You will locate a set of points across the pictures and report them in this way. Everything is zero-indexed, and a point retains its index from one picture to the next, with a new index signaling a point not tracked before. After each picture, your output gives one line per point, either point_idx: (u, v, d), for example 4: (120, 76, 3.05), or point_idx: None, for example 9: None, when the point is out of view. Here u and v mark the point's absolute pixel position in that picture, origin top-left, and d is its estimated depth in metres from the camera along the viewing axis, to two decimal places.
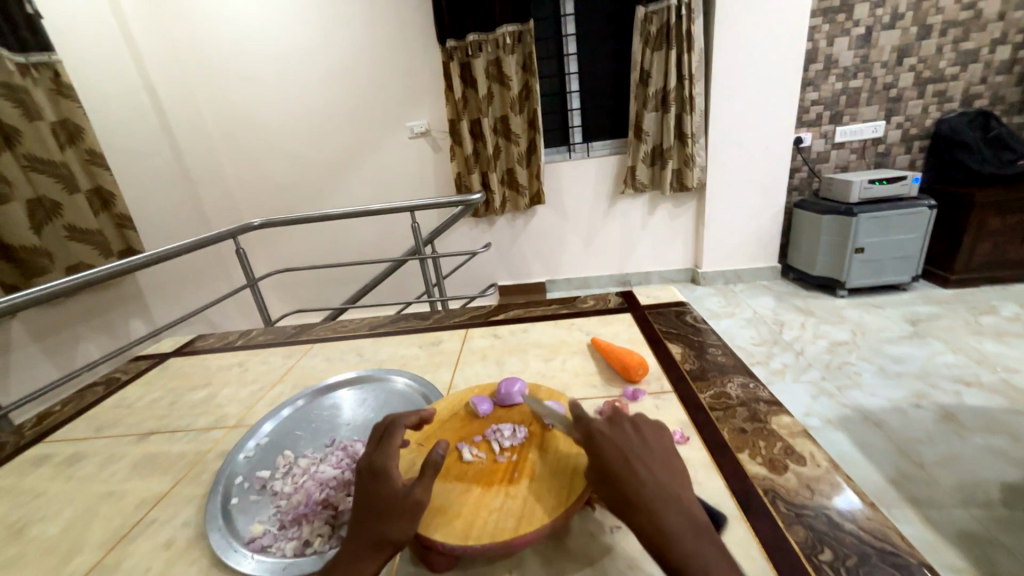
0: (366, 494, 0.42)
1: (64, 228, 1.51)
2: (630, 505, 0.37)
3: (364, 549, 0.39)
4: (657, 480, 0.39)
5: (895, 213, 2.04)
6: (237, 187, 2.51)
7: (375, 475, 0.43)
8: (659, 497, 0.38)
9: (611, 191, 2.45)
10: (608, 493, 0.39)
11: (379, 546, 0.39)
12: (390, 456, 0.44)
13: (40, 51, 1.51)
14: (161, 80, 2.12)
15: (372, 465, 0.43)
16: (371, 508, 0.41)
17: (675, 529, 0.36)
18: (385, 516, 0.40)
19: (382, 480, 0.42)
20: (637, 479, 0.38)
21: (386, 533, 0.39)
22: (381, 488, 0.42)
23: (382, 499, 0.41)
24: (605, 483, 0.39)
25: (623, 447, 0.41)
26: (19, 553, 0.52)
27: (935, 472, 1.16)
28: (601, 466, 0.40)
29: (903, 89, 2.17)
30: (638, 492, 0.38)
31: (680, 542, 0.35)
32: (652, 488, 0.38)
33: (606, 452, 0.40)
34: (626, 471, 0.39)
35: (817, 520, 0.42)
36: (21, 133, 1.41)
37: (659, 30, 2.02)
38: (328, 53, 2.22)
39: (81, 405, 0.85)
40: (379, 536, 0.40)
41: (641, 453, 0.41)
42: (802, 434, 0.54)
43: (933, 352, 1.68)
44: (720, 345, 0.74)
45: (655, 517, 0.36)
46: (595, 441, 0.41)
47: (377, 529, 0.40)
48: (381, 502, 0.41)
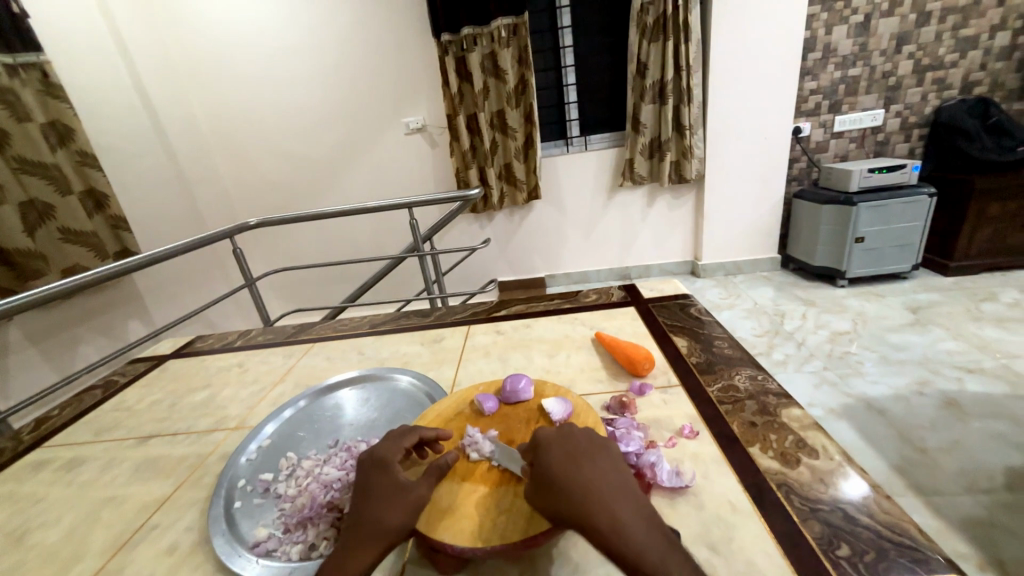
0: (368, 484, 0.43)
1: (58, 230, 1.49)
2: (574, 505, 0.36)
3: (365, 541, 0.39)
4: (604, 477, 0.38)
5: (895, 201, 2.03)
6: (233, 186, 2.49)
7: (378, 466, 0.44)
8: (607, 492, 0.37)
9: (609, 185, 2.44)
10: (552, 495, 0.37)
11: (379, 537, 0.39)
12: (394, 448, 0.45)
13: (27, 50, 1.49)
14: (153, 78, 2.09)
15: (376, 456, 0.45)
16: (372, 499, 0.41)
17: (627, 523, 0.34)
18: (386, 508, 0.41)
19: (385, 472, 0.43)
20: (582, 476, 0.38)
21: (385, 523, 0.40)
22: (384, 479, 0.43)
23: (385, 490, 0.42)
24: (549, 485, 0.38)
25: (567, 447, 0.41)
26: (19, 561, 0.51)
27: (939, 459, 1.16)
28: (544, 469, 0.39)
29: (902, 77, 2.15)
30: (583, 488, 0.37)
31: (632, 533, 0.34)
32: (599, 485, 0.37)
33: (549, 454, 0.40)
34: (570, 471, 0.38)
35: (832, 515, 0.42)
36: (10, 135, 1.38)
37: (656, 21, 2.00)
38: (322, 49, 2.20)
39: (80, 408, 0.84)
40: (377, 528, 0.39)
41: (588, 452, 0.40)
42: (813, 426, 0.53)
43: (934, 340, 1.67)
44: (726, 338, 0.73)
45: (602, 511, 0.35)
46: (538, 448, 0.41)
47: (376, 521, 0.40)
48: (383, 495, 0.41)
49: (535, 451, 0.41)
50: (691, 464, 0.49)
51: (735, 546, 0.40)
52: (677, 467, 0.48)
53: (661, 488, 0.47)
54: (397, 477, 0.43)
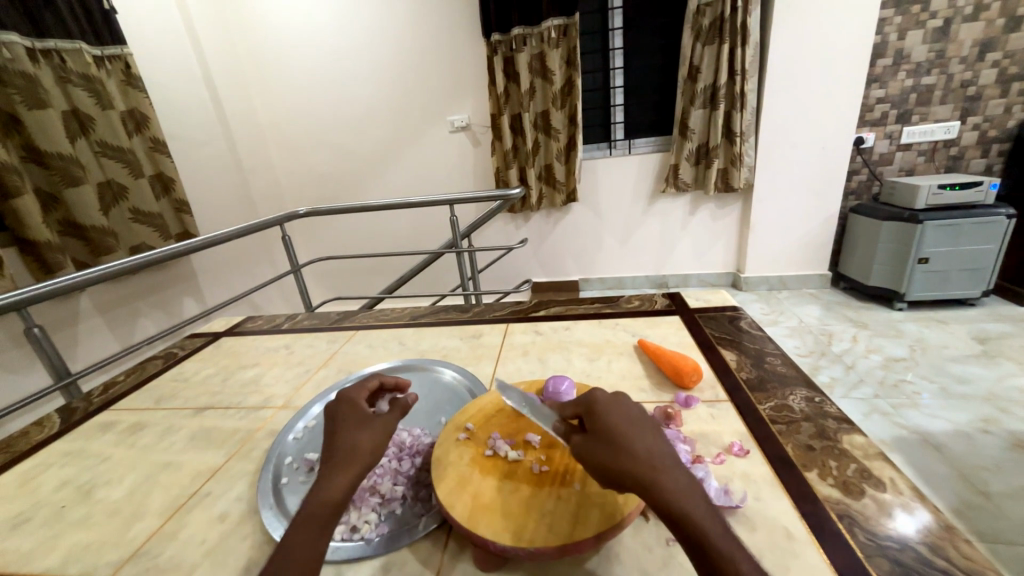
0: (336, 419, 0.46)
1: (128, 211, 1.61)
2: (637, 461, 0.35)
3: (339, 461, 0.41)
4: (664, 445, 0.38)
5: (968, 221, 1.87)
6: (284, 176, 2.61)
7: (345, 403, 0.47)
8: (667, 458, 0.36)
9: (651, 190, 2.38)
10: (613, 450, 0.37)
11: (351, 456, 0.41)
12: (355, 390, 0.50)
13: (114, 44, 1.60)
14: (219, 71, 2.21)
15: (343, 397, 0.48)
16: (338, 429, 0.45)
17: (687, 486, 0.34)
18: (353, 433, 0.44)
19: (350, 406, 0.47)
20: (645, 439, 0.37)
21: (356, 445, 0.42)
22: (352, 411, 0.46)
23: (351, 420, 0.45)
24: (614, 441, 0.37)
25: (627, 410, 0.41)
26: (88, 513, 0.55)
27: (1005, 505, 1.06)
28: (607, 425, 0.39)
29: (984, 87, 1.98)
30: (648, 449, 0.36)
31: (692, 498, 0.34)
32: (660, 449, 0.37)
33: (612, 413, 0.40)
34: (634, 430, 0.38)
35: (902, 553, 0.39)
36: (94, 120, 1.50)
37: (712, 23, 1.94)
38: (375, 47, 2.26)
39: (142, 376, 0.90)
40: (350, 450, 0.42)
41: (646, 419, 0.40)
42: (879, 456, 0.49)
43: (1005, 374, 1.53)
44: (779, 354, 0.70)
45: (666, 475, 0.35)
46: (600, 403, 0.41)
47: (346, 445, 0.42)
48: (351, 422, 0.45)
49: (596, 406, 0.41)
50: (741, 484, 0.47)
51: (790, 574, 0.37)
52: (726, 485, 0.46)
53: None
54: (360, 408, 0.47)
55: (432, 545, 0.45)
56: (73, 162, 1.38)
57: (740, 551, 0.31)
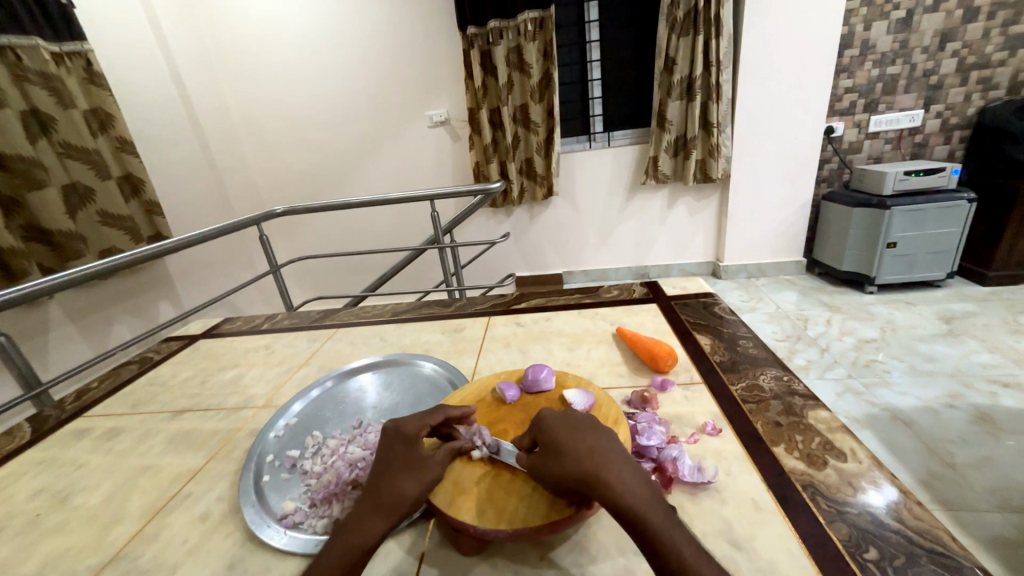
0: (389, 455, 0.45)
1: (97, 214, 1.55)
2: (583, 462, 0.37)
3: (381, 509, 0.40)
4: (608, 443, 0.40)
5: (931, 206, 1.95)
6: (260, 176, 2.56)
7: (402, 439, 0.45)
8: (611, 455, 0.39)
9: (631, 182, 2.41)
10: (560, 460, 0.39)
11: (396, 508, 0.40)
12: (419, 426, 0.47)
13: (73, 40, 1.54)
14: (187, 67, 2.14)
15: (402, 429, 0.46)
16: (391, 469, 0.43)
17: (632, 481, 0.37)
18: (404, 481, 0.42)
19: (408, 446, 0.45)
20: (589, 441, 0.40)
21: (404, 493, 0.41)
22: (406, 452, 0.44)
23: (406, 464, 0.43)
24: (559, 449, 0.40)
25: (571, 420, 0.43)
26: (64, 520, 0.54)
27: (968, 474, 1.12)
28: (552, 437, 0.41)
29: (945, 76, 2.06)
30: (590, 449, 0.39)
31: (638, 491, 0.36)
32: (604, 448, 0.39)
33: (557, 426, 0.42)
34: (578, 436, 0.40)
35: (860, 517, 0.41)
36: (55, 120, 1.44)
37: (687, 15, 1.95)
38: (350, 42, 2.22)
39: (116, 381, 0.88)
40: (395, 497, 0.41)
41: (590, 424, 0.43)
42: (841, 430, 0.52)
43: (967, 351, 1.61)
44: (750, 337, 0.72)
45: (607, 471, 0.37)
46: (544, 419, 0.43)
47: (394, 491, 0.41)
48: (402, 466, 0.43)
49: (542, 424, 0.43)
50: (713, 460, 0.49)
51: (758, 542, 0.39)
52: (699, 462, 0.48)
53: (683, 483, 0.47)
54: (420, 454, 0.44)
55: (414, 535, 0.46)
56: (34, 164, 1.33)
57: (683, 537, 0.34)
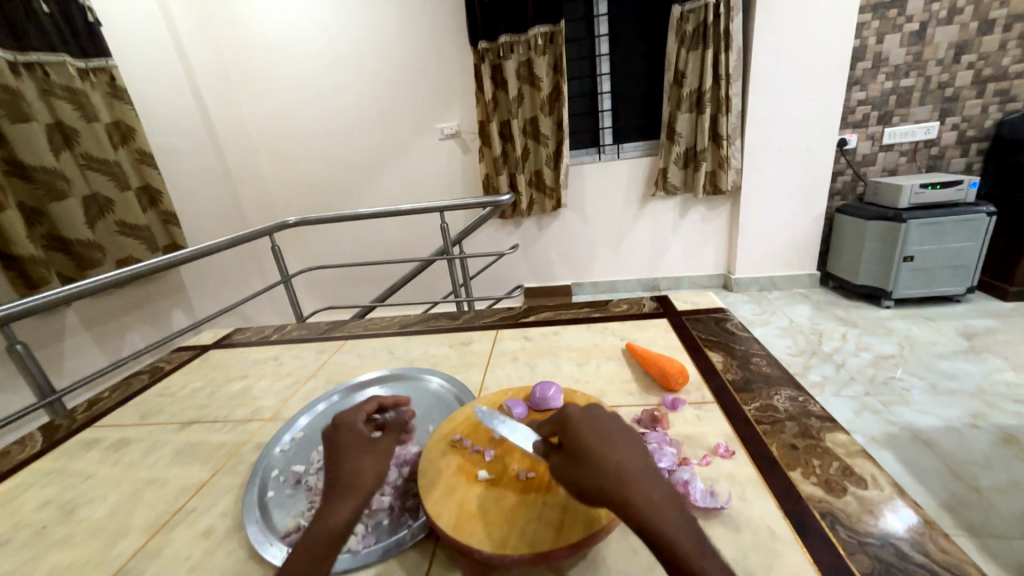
0: (336, 443, 0.45)
1: (115, 223, 1.59)
2: (608, 477, 0.36)
3: (342, 490, 0.40)
4: (638, 456, 0.38)
5: (949, 220, 1.91)
6: (274, 187, 2.61)
7: (348, 426, 0.47)
8: (639, 470, 0.36)
9: (641, 194, 2.40)
10: (587, 469, 0.37)
11: (356, 485, 0.41)
12: (357, 410, 0.49)
13: (99, 57, 1.59)
14: (206, 82, 2.20)
15: (343, 419, 0.47)
16: (341, 454, 0.44)
17: (660, 500, 0.34)
18: (356, 461, 0.43)
19: (352, 430, 0.46)
20: (616, 452, 0.37)
21: (361, 471, 0.42)
22: (357, 435, 0.46)
23: (357, 443, 0.45)
24: (584, 457, 0.38)
25: (601, 425, 0.41)
26: (70, 533, 0.54)
27: (994, 499, 1.07)
28: (580, 442, 0.39)
29: (961, 88, 2.03)
30: (618, 462, 0.37)
31: (665, 512, 0.34)
32: (635, 461, 0.37)
33: (585, 430, 0.40)
34: (606, 445, 0.38)
35: (883, 550, 0.39)
36: (79, 133, 1.49)
37: (695, 30, 1.97)
38: (364, 57, 2.27)
39: (127, 391, 0.89)
40: (354, 477, 0.41)
41: (621, 431, 0.40)
42: (860, 454, 0.50)
43: (990, 369, 1.56)
44: (764, 354, 0.71)
45: (633, 488, 0.35)
46: (572, 420, 0.41)
47: (350, 472, 0.42)
48: (356, 448, 0.44)
49: (569, 425, 0.41)
50: (727, 485, 0.47)
51: (774, 574, 0.38)
52: (712, 487, 0.47)
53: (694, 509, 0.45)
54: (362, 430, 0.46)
55: (418, 556, 0.45)
56: (57, 176, 1.37)
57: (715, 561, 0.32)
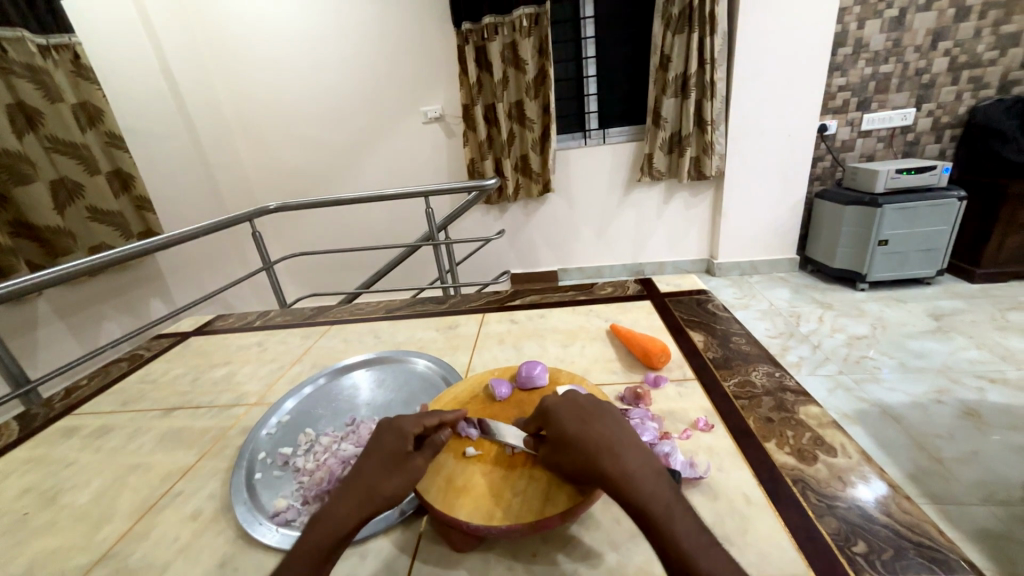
0: (377, 447, 0.44)
1: (86, 209, 1.53)
2: (584, 452, 0.38)
3: (358, 499, 0.40)
4: (615, 431, 0.40)
5: (922, 204, 1.97)
6: (254, 172, 2.54)
7: (395, 432, 0.45)
8: (615, 442, 0.39)
9: (627, 179, 2.41)
10: (568, 451, 0.39)
11: (373, 499, 0.40)
12: (412, 419, 0.46)
13: (60, 33, 1.51)
14: (178, 61, 2.11)
15: (394, 423, 0.46)
16: (377, 458, 0.43)
17: (636, 469, 0.36)
18: (386, 473, 0.42)
19: (399, 439, 0.44)
20: (592, 429, 0.40)
21: (382, 485, 0.41)
22: (397, 445, 0.44)
23: (394, 456, 0.43)
24: (563, 438, 0.40)
25: (581, 408, 0.43)
26: (52, 519, 0.54)
27: (955, 468, 1.13)
28: (560, 428, 0.41)
29: (936, 75, 2.07)
30: (594, 437, 0.39)
31: (639, 479, 0.36)
32: (610, 435, 0.39)
33: (564, 415, 0.42)
34: (584, 426, 0.40)
35: (849, 512, 0.41)
36: (43, 114, 1.42)
37: (682, 12, 1.95)
38: (345, 37, 2.20)
39: (106, 379, 0.87)
40: (373, 488, 0.40)
41: (601, 411, 0.42)
42: (832, 425, 0.52)
43: (956, 348, 1.63)
44: (743, 334, 0.73)
45: (606, 459, 0.37)
46: (550, 411, 0.43)
47: (374, 482, 0.41)
48: (387, 461, 0.43)
49: (550, 414, 0.43)
50: (706, 456, 0.49)
51: (748, 537, 0.40)
52: (692, 458, 0.48)
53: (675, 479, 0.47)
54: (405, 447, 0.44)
55: (407, 532, 0.46)
56: (20, 159, 1.31)
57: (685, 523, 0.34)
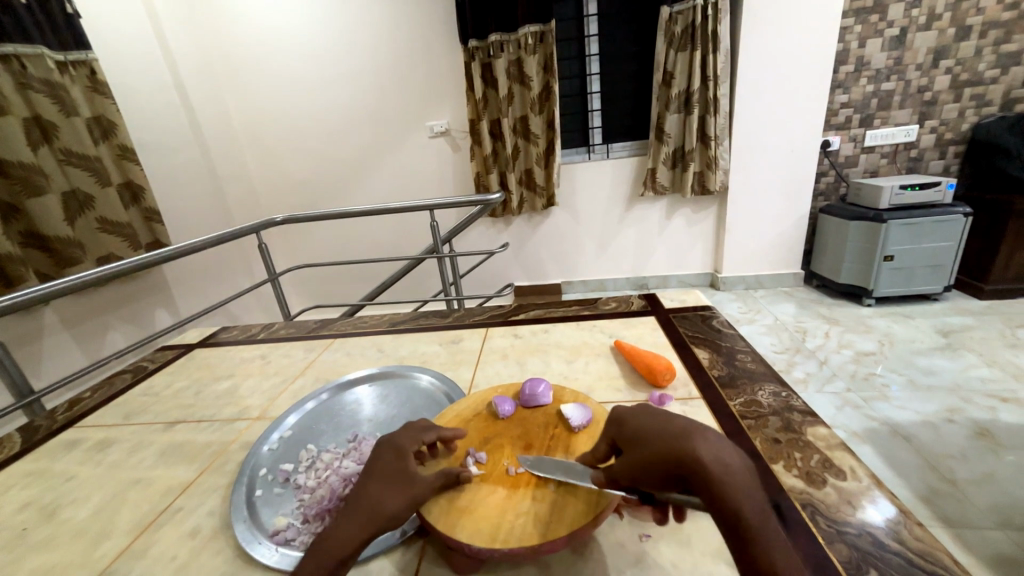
0: (375, 464, 0.44)
1: (95, 220, 1.55)
2: (674, 440, 0.34)
3: (360, 518, 0.39)
4: (705, 427, 0.36)
5: (927, 220, 1.96)
6: (261, 184, 2.57)
7: (392, 449, 0.45)
8: (710, 432, 0.35)
9: (630, 194, 2.42)
10: (653, 443, 0.36)
11: (373, 517, 0.39)
12: (406, 436, 0.46)
13: (78, 49, 1.55)
14: (190, 77, 2.16)
15: (393, 440, 0.46)
16: (375, 476, 0.43)
17: (732, 462, 0.32)
18: (384, 488, 0.41)
19: (397, 456, 0.44)
20: (684, 423, 0.36)
21: (384, 501, 0.40)
22: (395, 462, 0.43)
23: (392, 472, 0.43)
24: (646, 435, 0.37)
25: (661, 413, 0.40)
26: (51, 535, 0.53)
27: (968, 490, 1.11)
28: (642, 428, 0.38)
29: (939, 92, 2.09)
30: (685, 430, 0.35)
31: (734, 472, 0.31)
32: (701, 426, 0.35)
33: (644, 419, 0.40)
34: (669, 423, 0.38)
35: (860, 538, 0.40)
36: (58, 127, 1.45)
37: (684, 31, 1.99)
38: (355, 53, 2.25)
39: (110, 392, 0.87)
40: (373, 506, 0.40)
41: (685, 415, 0.39)
42: (840, 447, 0.52)
43: (966, 366, 1.61)
44: (749, 351, 0.72)
45: (701, 443, 0.33)
46: (628, 416, 0.41)
47: (372, 500, 0.40)
48: (387, 476, 0.42)
49: (629, 420, 0.41)
50: None
51: None
52: None
53: None
54: (402, 462, 0.43)
55: (407, 553, 0.45)
56: (34, 171, 1.34)
57: (779, 542, 0.30)
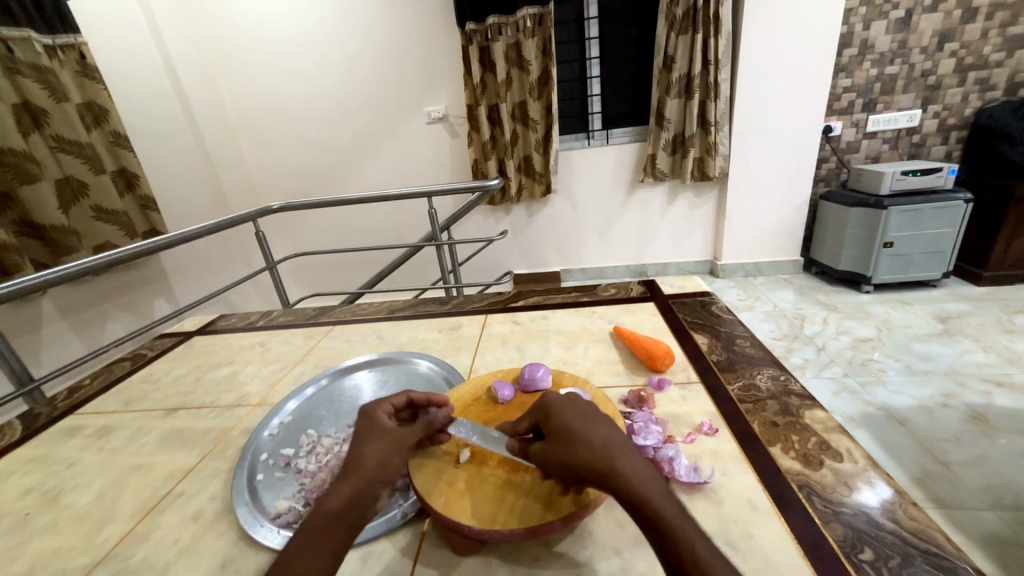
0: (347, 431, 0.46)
1: (91, 209, 1.54)
2: (595, 452, 0.37)
3: (346, 478, 0.41)
4: (619, 434, 0.39)
5: (928, 206, 1.95)
6: (258, 172, 2.54)
7: (360, 415, 0.47)
8: (623, 445, 0.38)
9: (630, 180, 2.40)
10: (574, 447, 0.38)
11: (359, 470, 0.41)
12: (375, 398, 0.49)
13: (67, 33, 1.52)
14: (183, 63, 2.12)
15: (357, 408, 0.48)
16: (350, 442, 0.44)
17: (645, 472, 0.36)
18: (363, 446, 0.44)
19: (365, 418, 0.47)
20: (601, 430, 0.39)
21: (363, 457, 0.42)
22: (366, 424, 0.46)
23: (367, 432, 0.45)
24: (569, 436, 0.39)
25: (582, 409, 0.42)
26: (54, 519, 0.54)
27: (962, 473, 1.12)
28: (563, 423, 0.40)
29: (943, 76, 2.06)
30: (603, 440, 0.38)
31: (650, 483, 0.35)
32: (616, 437, 0.38)
33: (565, 411, 0.41)
34: (588, 424, 0.39)
35: (856, 518, 0.41)
36: (48, 114, 1.43)
37: (685, 13, 1.94)
38: (349, 36, 2.20)
39: (109, 379, 0.87)
40: (357, 464, 0.42)
41: (603, 415, 0.41)
42: (838, 430, 0.52)
43: (962, 351, 1.62)
44: (748, 336, 0.72)
45: (622, 460, 0.36)
46: (553, 406, 0.42)
47: (353, 459, 0.42)
48: (362, 436, 0.45)
49: (552, 409, 0.42)
50: (710, 460, 0.49)
51: (754, 542, 0.39)
52: (696, 462, 0.48)
53: (678, 483, 0.47)
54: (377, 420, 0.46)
55: (410, 534, 0.45)
56: (27, 158, 1.32)
57: (696, 534, 0.33)
